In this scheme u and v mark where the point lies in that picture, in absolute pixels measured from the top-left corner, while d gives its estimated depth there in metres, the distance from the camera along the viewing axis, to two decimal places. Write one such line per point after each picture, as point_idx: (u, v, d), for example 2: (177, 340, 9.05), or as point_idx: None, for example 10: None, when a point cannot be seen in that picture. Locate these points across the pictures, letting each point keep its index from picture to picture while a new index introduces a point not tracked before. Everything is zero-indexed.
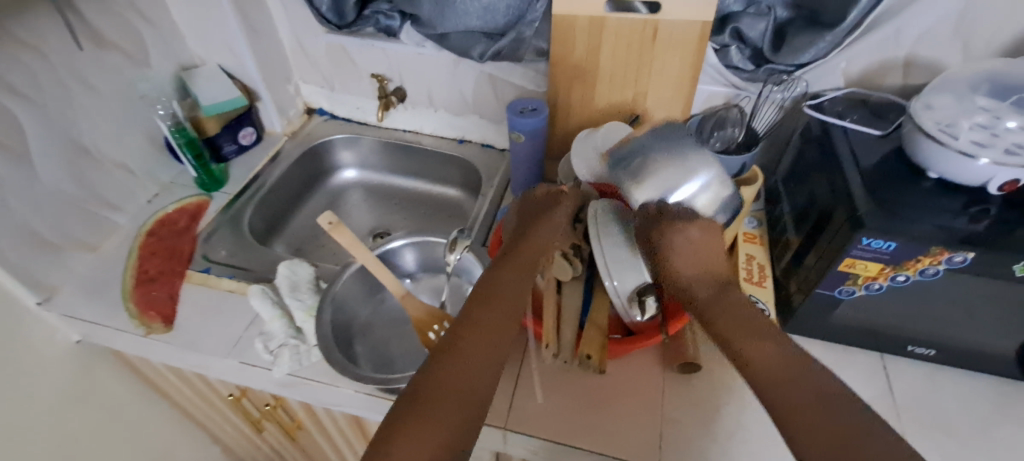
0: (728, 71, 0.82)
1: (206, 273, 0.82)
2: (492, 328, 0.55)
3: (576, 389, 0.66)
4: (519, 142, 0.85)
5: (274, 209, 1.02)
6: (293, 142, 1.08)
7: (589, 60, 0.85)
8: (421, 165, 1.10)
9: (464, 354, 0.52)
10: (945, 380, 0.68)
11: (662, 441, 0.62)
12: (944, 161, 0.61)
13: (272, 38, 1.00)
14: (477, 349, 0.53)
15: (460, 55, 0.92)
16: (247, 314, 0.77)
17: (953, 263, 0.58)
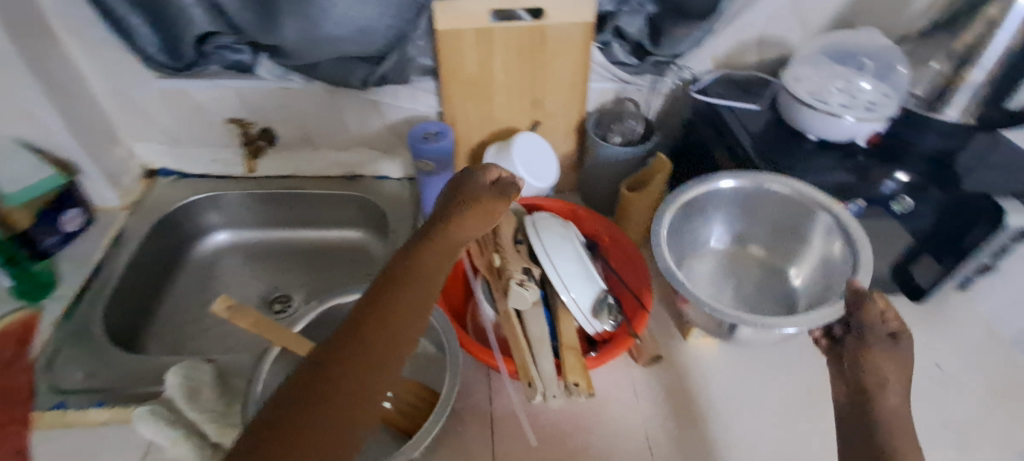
0: (615, 67, 0.85)
1: (60, 410, 0.63)
2: (394, 328, 0.47)
3: (561, 429, 0.64)
4: (429, 171, 0.79)
5: (132, 301, 0.82)
6: (137, 215, 0.88)
7: (481, 74, 0.82)
8: (309, 211, 0.97)
9: (353, 361, 0.44)
10: None
11: (651, 451, 0.63)
12: (822, 125, 0.69)
13: (82, 93, 0.80)
14: (370, 356, 0.45)
15: (336, 84, 0.82)
16: (137, 446, 0.61)
17: (849, 212, 0.69)
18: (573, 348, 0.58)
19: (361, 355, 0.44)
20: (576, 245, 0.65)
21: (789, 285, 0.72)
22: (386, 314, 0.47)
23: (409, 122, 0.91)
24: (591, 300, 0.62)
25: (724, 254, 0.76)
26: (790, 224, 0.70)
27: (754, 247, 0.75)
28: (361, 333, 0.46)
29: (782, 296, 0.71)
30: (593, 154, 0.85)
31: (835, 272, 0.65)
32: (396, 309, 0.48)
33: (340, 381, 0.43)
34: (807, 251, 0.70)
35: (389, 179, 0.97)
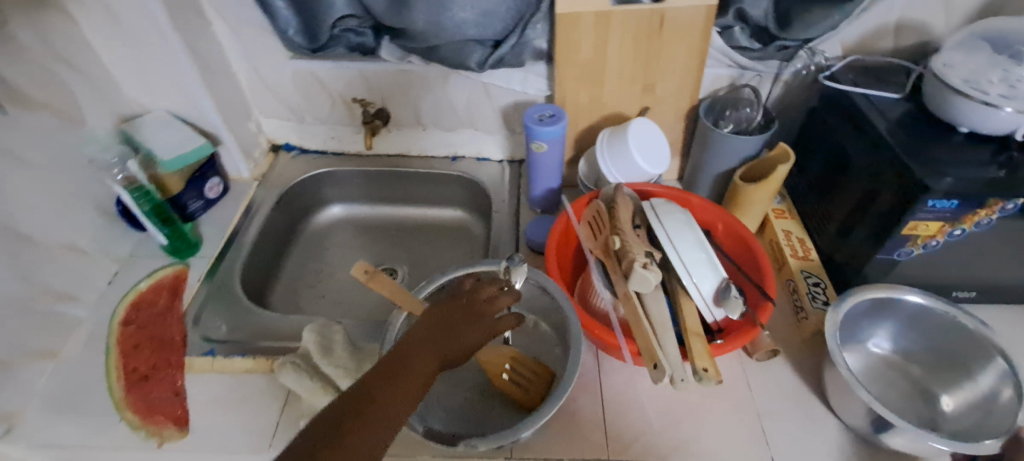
0: (735, 52, 0.82)
1: (211, 358, 0.69)
2: (404, 389, 0.48)
3: (670, 415, 0.65)
4: (542, 152, 0.80)
5: (263, 264, 0.89)
6: (265, 187, 0.95)
7: (596, 58, 0.81)
8: (416, 190, 1.02)
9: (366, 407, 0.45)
10: (991, 319, 0.72)
11: (767, 442, 0.62)
12: (979, 116, 0.63)
13: (224, 71, 0.87)
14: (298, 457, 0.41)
15: (452, 67, 0.84)
16: (276, 396, 0.66)
17: (1006, 211, 0.61)
18: (698, 334, 0.58)
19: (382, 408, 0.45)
20: (698, 232, 0.65)
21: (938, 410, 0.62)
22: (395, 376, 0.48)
23: (517, 105, 0.92)
24: (713, 288, 0.62)
25: (882, 356, 0.66)
26: (956, 349, 0.62)
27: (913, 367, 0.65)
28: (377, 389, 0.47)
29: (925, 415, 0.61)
30: (704, 143, 0.84)
31: (993, 415, 0.56)
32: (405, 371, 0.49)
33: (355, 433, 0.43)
34: (973, 387, 0.60)
35: (490, 161, 1.01)
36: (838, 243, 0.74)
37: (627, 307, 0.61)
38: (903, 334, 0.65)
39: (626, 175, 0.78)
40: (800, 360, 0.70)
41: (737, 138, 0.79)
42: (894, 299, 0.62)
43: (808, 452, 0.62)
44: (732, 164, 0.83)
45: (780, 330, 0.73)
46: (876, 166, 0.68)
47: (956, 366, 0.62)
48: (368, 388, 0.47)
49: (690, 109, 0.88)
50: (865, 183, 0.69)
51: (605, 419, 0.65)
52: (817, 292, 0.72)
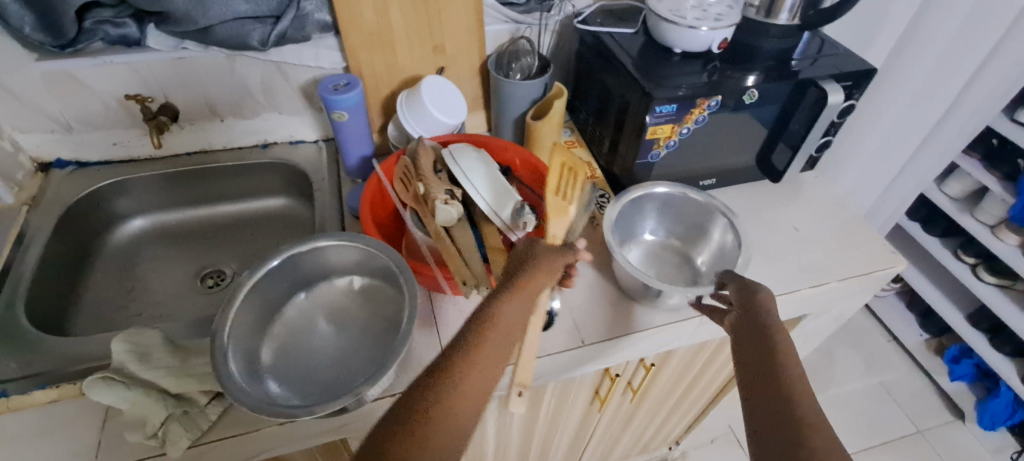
0: (505, 8, 0.92)
1: (2, 400, 0.62)
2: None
3: None
4: (344, 121, 0.82)
5: (57, 291, 0.81)
6: (38, 210, 0.84)
7: (381, 24, 0.85)
8: (228, 186, 0.98)
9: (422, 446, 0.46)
10: (730, 198, 0.95)
11: (579, 328, 0.74)
12: (685, 38, 0.79)
13: None
14: None
15: (233, 48, 0.82)
16: (96, 414, 0.62)
17: (711, 107, 0.79)
18: (501, 249, 0.68)
19: (430, 437, 0.47)
20: (490, 165, 0.72)
21: (694, 265, 0.81)
22: (410, 432, 0.47)
23: (317, 82, 0.93)
24: (510, 211, 0.70)
25: (653, 244, 0.83)
26: (695, 219, 0.80)
27: (672, 240, 0.84)
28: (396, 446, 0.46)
29: (689, 276, 0.79)
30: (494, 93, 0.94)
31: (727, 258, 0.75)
32: (450, 408, 0.49)
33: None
34: (711, 244, 0.79)
35: (304, 143, 1.00)
36: (612, 159, 0.90)
37: (555, 177, 0.67)
38: (662, 220, 0.83)
39: (429, 130, 0.84)
40: (600, 259, 0.83)
41: (520, 84, 0.90)
42: (647, 194, 0.79)
43: (609, 325, 0.75)
44: (522, 109, 0.93)
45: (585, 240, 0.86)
46: (624, 86, 0.82)
47: (705, 231, 0.80)
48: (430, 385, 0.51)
49: (480, 65, 0.97)
50: (620, 106, 0.84)
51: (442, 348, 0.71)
52: (604, 202, 0.88)
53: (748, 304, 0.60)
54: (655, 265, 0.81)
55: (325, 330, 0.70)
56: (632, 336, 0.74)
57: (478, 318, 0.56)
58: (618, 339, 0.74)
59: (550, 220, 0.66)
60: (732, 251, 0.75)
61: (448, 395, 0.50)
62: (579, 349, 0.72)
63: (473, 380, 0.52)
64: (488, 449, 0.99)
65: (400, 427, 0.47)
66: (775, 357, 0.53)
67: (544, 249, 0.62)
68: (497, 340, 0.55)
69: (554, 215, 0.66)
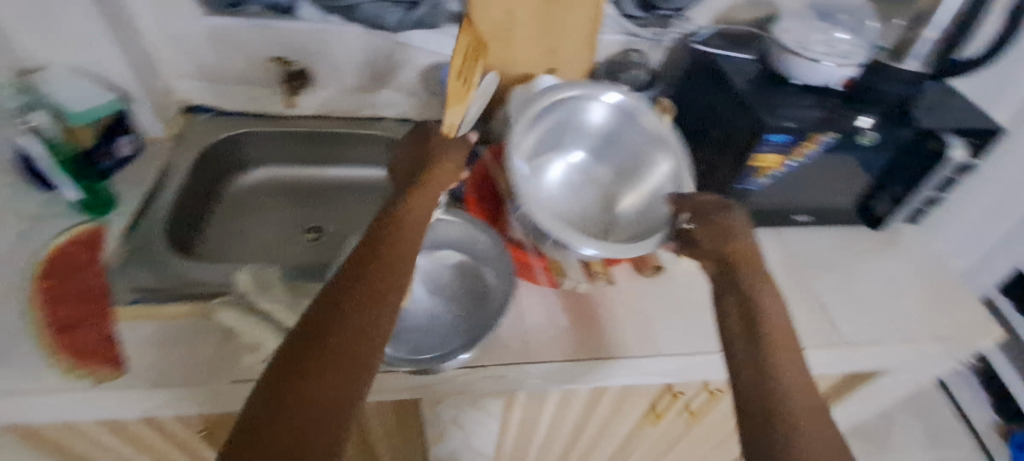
0: (624, 19, 0.95)
1: (141, 305, 0.69)
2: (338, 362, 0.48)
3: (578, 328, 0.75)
4: (459, 106, 0.87)
5: (186, 220, 0.90)
6: (181, 146, 0.94)
7: (506, 20, 0.90)
8: (339, 151, 1.06)
9: (348, 351, 0.49)
10: (822, 237, 0.93)
11: (654, 337, 0.76)
12: (805, 69, 0.80)
13: (136, 30, 0.86)
14: (288, 433, 0.43)
15: (370, 26, 0.90)
16: (216, 333, 0.69)
17: (823, 144, 0.79)
18: (597, 247, 0.72)
19: (344, 328, 0.51)
20: None
21: (658, 161, 0.82)
22: (330, 326, 0.51)
23: (435, 66, 0.99)
24: None
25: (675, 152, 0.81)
26: (638, 142, 0.83)
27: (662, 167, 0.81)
28: (326, 342, 0.49)
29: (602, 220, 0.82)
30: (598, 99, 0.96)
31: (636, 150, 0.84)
32: (347, 315, 0.52)
33: (329, 352, 0.49)
34: (654, 123, 0.82)
35: (411, 121, 1.07)
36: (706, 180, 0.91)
37: (463, 38, 0.73)
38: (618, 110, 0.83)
39: None
40: (681, 275, 0.84)
41: (628, 94, 0.92)
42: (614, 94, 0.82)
43: (684, 339, 0.76)
44: (624, 118, 0.95)
45: (670, 255, 0.87)
46: (733, 110, 0.82)
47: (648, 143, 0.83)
48: (334, 310, 0.52)
49: (589, 72, 0.99)
50: (725, 129, 0.84)
51: (524, 333, 0.74)
52: None
53: (724, 258, 0.67)
54: (626, 180, 0.84)
55: (422, 295, 0.75)
56: (706, 355, 0.75)
57: (380, 242, 0.59)
58: (693, 355, 0.75)
59: (447, 107, 0.70)
60: (667, 186, 0.80)
61: (339, 301, 0.53)
62: (652, 357, 0.74)
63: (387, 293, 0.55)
64: (536, 440, 1.02)
65: (307, 341, 0.49)
66: (782, 405, 0.53)
67: (421, 188, 0.66)
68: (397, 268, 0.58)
69: (453, 104, 0.70)
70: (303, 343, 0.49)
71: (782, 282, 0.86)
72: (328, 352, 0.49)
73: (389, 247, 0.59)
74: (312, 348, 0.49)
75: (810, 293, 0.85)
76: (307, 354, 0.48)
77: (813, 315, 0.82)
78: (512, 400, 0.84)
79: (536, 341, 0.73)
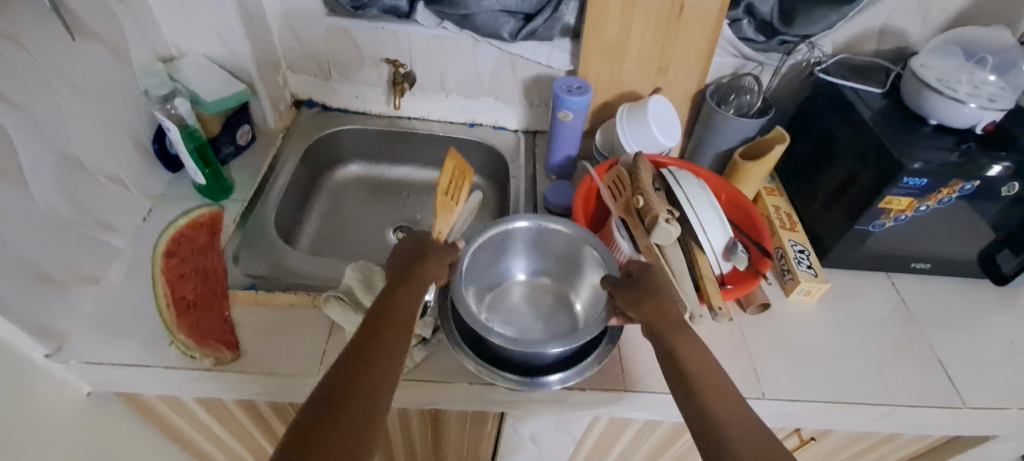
0: (741, 43, 0.92)
1: (255, 292, 0.73)
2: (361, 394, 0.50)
3: None
4: (567, 120, 0.87)
5: (290, 210, 0.94)
6: (291, 139, 0.98)
7: (620, 37, 0.89)
8: (434, 155, 1.08)
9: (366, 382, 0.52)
10: (939, 288, 0.87)
11: (758, 377, 0.73)
12: (947, 109, 0.75)
13: (262, 25, 0.90)
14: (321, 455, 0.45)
15: (484, 35, 0.91)
16: (323, 326, 0.71)
17: (963, 191, 0.74)
18: (712, 279, 0.69)
19: (370, 363, 0.53)
20: (711, 196, 0.73)
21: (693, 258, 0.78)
22: (358, 376, 0.52)
23: (539, 78, 0.99)
24: (724, 245, 0.71)
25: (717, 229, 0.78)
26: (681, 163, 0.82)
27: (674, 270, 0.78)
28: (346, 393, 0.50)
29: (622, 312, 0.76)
30: (705, 123, 0.93)
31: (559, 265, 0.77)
32: (370, 367, 0.53)
33: (355, 402, 0.50)
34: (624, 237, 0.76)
35: (506, 130, 1.07)
36: (818, 216, 0.86)
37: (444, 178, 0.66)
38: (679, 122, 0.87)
39: (642, 145, 0.86)
40: (785, 314, 0.81)
41: (739, 120, 0.89)
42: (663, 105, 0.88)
43: (789, 383, 0.73)
44: (731, 145, 0.92)
45: (772, 291, 0.84)
46: (862, 145, 0.78)
47: None
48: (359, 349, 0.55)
49: (696, 94, 0.97)
50: (849, 166, 0.80)
51: (622, 357, 0.73)
52: (802, 258, 0.83)
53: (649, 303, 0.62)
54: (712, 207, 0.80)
55: (523, 322, 0.75)
56: (813, 403, 0.71)
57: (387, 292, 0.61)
58: (797, 401, 0.71)
59: (435, 218, 0.66)
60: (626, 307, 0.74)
61: (372, 354, 0.54)
62: (756, 399, 0.71)
63: (381, 353, 0.55)
64: None
65: (335, 390, 0.50)
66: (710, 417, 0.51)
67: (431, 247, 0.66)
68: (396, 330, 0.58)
69: (442, 213, 0.66)
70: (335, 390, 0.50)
71: (894, 331, 0.81)
72: (353, 402, 0.50)
73: (397, 299, 0.60)
74: (346, 377, 0.52)
75: (927, 348, 0.79)
76: (340, 404, 0.49)
77: (930, 372, 0.76)
78: (595, 423, 0.83)
79: (636, 368, 0.72)
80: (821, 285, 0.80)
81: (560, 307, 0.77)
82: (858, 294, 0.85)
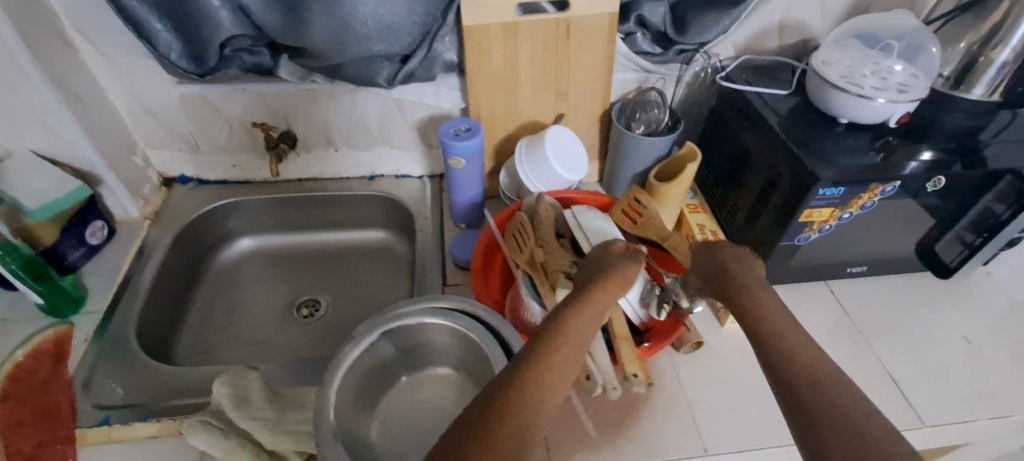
0: (639, 57, 0.85)
1: (107, 427, 0.62)
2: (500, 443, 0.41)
3: (611, 431, 0.64)
4: (460, 167, 0.78)
5: (166, 310, 0.82)
6: (159, 225, 0.87)
7: (507, 68, 0.81)
8: (335, 215, 0.97)
9: (503, 425, 0.42)
10: (881, 290, 0.82)
11: (701, 431, 0.65)
12: (857, 108, 0.69)
13: (102, 105, 0.79)
14: None
15: (359, 84, 0.81)
16: (190, 457, 0.60)
17: (885, 193, 0.69)
18: (627, 338, 0.60)
19: (513, 417, 0.43)
20: (619, 239, 0.67)
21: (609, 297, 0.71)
22: (499, 416, 0.43)
23: (432, 119, 0.90)
24: (637, 291, 0.64)
25: None
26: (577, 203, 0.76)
27: None
28: (519, 399, 0.44)
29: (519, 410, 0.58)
30: (614, 146, 0.86)
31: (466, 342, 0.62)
32: (540, 385, 0.46)
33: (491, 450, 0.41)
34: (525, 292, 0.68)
35: (409, 177, 0.97)
36: (744, 232, 0.80)
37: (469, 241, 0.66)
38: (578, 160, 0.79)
39: (545, 183, 0.79)
40: (723, 348, 0.73)
41: (648, 140, 0.82)
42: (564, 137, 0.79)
43: (737, 432, 0.65)
44: (646, 165, 0.85)
45: (705, 323, 0.77)
46: (772, 155, 0.72)
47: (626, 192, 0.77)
48: (500, 399, 0.44)
49: (602, 115, 0.90)
50: (766, 176, 0.74)
51: (545, 435, 0.64)
52: None
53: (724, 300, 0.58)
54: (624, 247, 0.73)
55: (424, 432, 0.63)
56: (765, 451, 0.64)
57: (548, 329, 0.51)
58: (745, 453, 0.63)
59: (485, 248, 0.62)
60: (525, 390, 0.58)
61: (514, 407, 0.44)
62: (699, 457, 0.63)
63: (566, 354, 0.49)
64: None
65: (474, 428, 0.42)
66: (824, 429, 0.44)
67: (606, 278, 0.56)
68: (583, 324, 0.52)
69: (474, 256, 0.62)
70: (494, 401, 0.44)
71: (840, 349, 0.74)
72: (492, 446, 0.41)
73: (566, 336, 0.50)
74: (489, 420, 0.43)
75: (875, 361, 0.73)
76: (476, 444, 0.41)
77: (883, 390, 0.70)
78: None
79: (558, 447, 0.63)
80: None
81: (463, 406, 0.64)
82: (795, 310, 0.79)
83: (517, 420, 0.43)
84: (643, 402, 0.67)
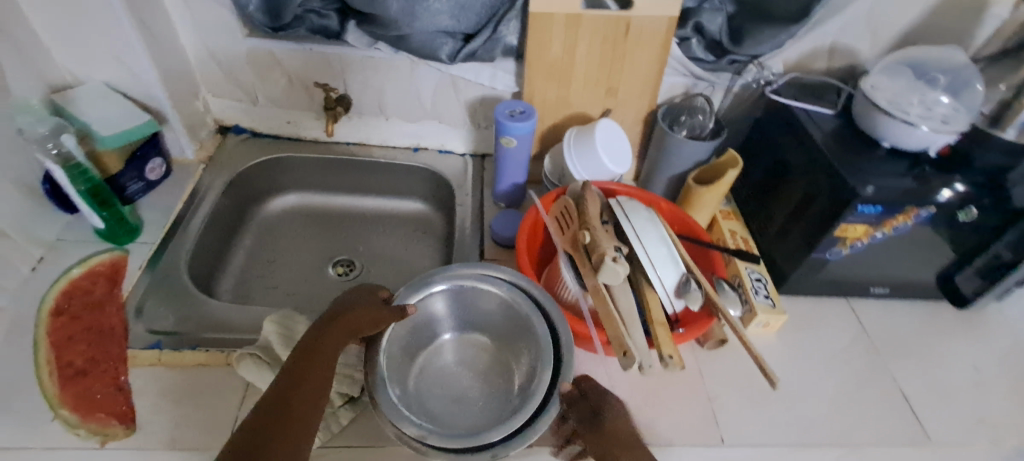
0: (691, 63, 0.88)
1: (158, 351, 0.65)
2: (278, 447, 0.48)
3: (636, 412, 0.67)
4: (511, 147, 0.81)
5: (211, 251, 0.85)
6: (212, 170, 0.90)
7: (565, 58, 0.84)
8: (376, 181, 1.00)
9: (281, 437, 0.49)
10: (898, 313, 0.85)
11: (719, 422, 0.68)
12: (900, 133, 0.72)
13: (173, 47, 0.82)
14: None
15: (421, 57, 0.84)
16: (237, 387, 0.63)
17: (919, 218, 0.72)
18: (663, 323, 0.63)
19: (290, 422, 0.50)
20: (661, 228, 0.69)
21: None
22: (273, 428, 0.49)
23: (483, 100, 0.93)
24: (675, 281, 0.66)
25: None
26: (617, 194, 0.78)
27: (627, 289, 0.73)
28: (286, 403, 0.51)
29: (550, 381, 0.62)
30: (657, 146, 0.89)
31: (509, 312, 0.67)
32: (296, 396, 0.52)
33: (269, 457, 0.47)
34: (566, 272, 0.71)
35: (452, 153, 1.00)
36: (775, 241, 0.83)
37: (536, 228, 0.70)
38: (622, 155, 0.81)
39: (590, 172, 0.81)
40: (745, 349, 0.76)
41: (692, 143, 0.85)
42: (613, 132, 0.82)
43: (753, 427, 0.68)
44: (686, 168, 0.88)
45: None
46: (812, 169, 0.75)
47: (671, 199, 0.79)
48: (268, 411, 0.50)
49: (647, 114, 0.93)
50: (804, 189, 0.76)
51: None
52: (760, 287, 0.78)
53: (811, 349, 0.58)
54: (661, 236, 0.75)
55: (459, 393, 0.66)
56: (778, 448, 0.67)
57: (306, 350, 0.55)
58: (759, 447, 0.66)
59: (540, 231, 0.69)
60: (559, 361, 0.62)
61: (287, 414, 0.50)
62: (716, 446, 0.66)
63: (315, 372, 0.54)
64: None
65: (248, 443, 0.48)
66: None
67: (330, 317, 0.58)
68: (329, 350, 0.56)
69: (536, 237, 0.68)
70: (268, 406, 0.51)
71: (855, 364, 0.77)
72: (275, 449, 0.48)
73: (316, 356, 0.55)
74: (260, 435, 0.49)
75: (888, 378, 0.76)
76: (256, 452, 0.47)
77: (893, 406, 0.73)
78: None
79: None
80: (779, 318, 0.76)
81: (497, 374, 0.67)
82: (815, 322, 0.82)
83: (293, 428, 0.50)
84: (667, 389, 0.70)
